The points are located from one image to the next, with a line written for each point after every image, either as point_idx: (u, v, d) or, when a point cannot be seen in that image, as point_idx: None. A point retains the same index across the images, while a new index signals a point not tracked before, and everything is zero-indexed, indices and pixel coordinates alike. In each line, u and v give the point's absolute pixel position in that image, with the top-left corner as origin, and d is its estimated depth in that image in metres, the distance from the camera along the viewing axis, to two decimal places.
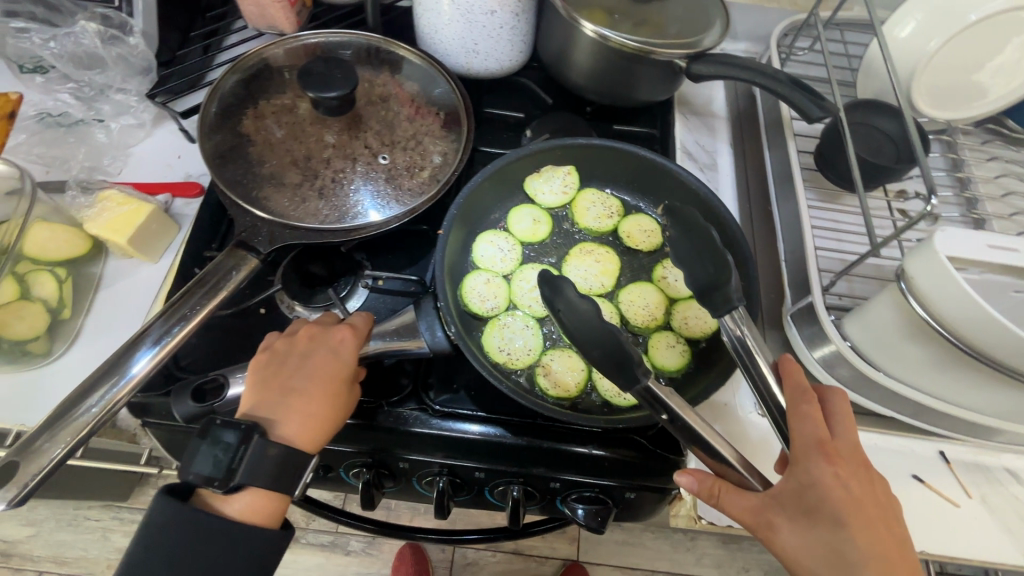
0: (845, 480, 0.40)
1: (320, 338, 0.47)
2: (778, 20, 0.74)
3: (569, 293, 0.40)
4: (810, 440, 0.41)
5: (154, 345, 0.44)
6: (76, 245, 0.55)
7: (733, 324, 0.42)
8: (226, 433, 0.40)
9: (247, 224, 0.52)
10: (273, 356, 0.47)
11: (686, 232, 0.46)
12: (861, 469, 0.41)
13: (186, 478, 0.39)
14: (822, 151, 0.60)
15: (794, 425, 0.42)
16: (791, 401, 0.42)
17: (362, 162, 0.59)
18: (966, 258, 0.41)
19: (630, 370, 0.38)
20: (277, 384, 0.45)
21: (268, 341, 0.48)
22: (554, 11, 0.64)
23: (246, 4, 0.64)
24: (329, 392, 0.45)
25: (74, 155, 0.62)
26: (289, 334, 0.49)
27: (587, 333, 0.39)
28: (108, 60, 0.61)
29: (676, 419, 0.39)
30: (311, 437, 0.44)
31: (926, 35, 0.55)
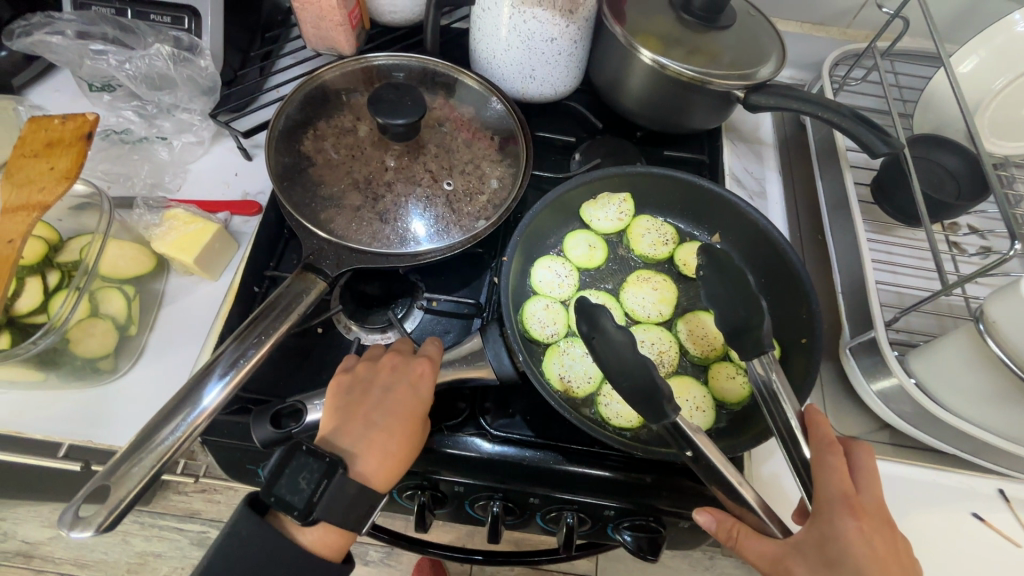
0: (869, 536, 0.39)
1: (400, 369, 0.49)
2: (827, 49, 0.75)
3: (605, 326, 0.42)
4: (834, 493, 0.40)
5: (221, 379, 0.44)
6: (141, 262, 0.55)
7: (761, 368, 0.45)
8: (311, 463, 0.41)
9: (313, 246, 0.53)
10: (355, 381, 0.48)
11: (719, 272, 0.49)
12: (885, 528, 0.40)
13: (267, 500, 0.40)
14: (880, 183, 0.61)
15: (817, 474, 0.41)
16: (815, 451, 0.42)
17: (423, 186, 0.59)
18: None
19: (659, 405, 0.39)
20: (359, 415, 0.46)
21: (349, 364, 0.50)
22: (611, 39, 0.64)
23: (308, 26, 0.65)
24: (409, 428, 0.46)
25: (137, 171, 0.63)
26: (370, 359, 0.50)
27: (614, 368, 0.40)
28: (177, 81, 0.62)
29: (700, 457, 0.41)
30: (389, 475, 0.45)
31: (993, 73, 0.57)
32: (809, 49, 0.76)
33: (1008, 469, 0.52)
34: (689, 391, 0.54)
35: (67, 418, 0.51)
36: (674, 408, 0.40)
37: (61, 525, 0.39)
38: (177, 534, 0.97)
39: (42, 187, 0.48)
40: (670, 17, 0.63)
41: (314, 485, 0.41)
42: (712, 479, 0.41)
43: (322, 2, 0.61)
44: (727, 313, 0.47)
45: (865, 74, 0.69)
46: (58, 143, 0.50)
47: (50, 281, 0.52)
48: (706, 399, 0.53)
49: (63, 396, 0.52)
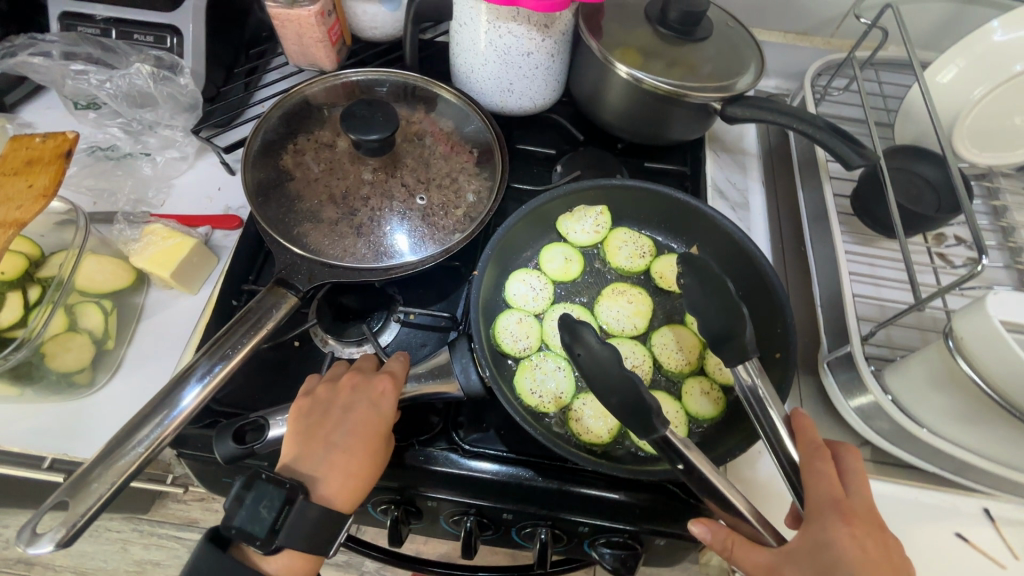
0: (861, 541, 0.38)
1: (362, 388, 0.49)
2: (811, 59, 0.74)
3: (588, 339, 0.41)
4: (825, 497, 0.40)
5: (201, 380, 0.45)
6: (121, 277, 0.56)
7: (746, 374, 0.43)
8: (272, 490, 0.41)
9: (286, 261, 0.53)
10: (316, 402, 0.48)
11: (701, 282, 0.48)
12: (876, 531, 0.39)
13: (228, 531, 0.40)
14: (859, 195, 0.60)
15: (808, 479, 0.41)
16: (804, 455, 0.42)
17: (398, 200, 0.60)
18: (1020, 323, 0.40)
19: (647, 418, 0.38)
20: (320, 436, 0.46)
21: (310, 387, 0.50)
22: (588, 53, 0.65)
23: (289, 43, 0.66)
24: (370, 448, 0.46)
25: (121, 187, 0.64)
26: (331, 379, 0.50)
27: (600, 381, 0.39)
28: (159, 98, 0.63)
29: (692, 469, 0.39)
30: (351, 496, 0.45)
31: (972, 82, 0.56)
32: (792, 58, 0.75)
33: (992, 488, 0.50)
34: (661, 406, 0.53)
35: (44, 430, 0.52)
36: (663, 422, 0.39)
37: (19, 542, 0.39)
38: (174, 543, 0.96)
39: (20, 206, 0.49)
40: (646, 30, 0.63)
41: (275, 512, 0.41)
42: (705, 489, 0.39)
43: (301, 19, 0.62)
44: (710, 320, 0.46)
45: (848, 84, 0.69)
46: (38, 162, 0.51)
47: (30, 296, 0.53)
48: (678, 416, 0.53)
49: (42, 408, 0.53)
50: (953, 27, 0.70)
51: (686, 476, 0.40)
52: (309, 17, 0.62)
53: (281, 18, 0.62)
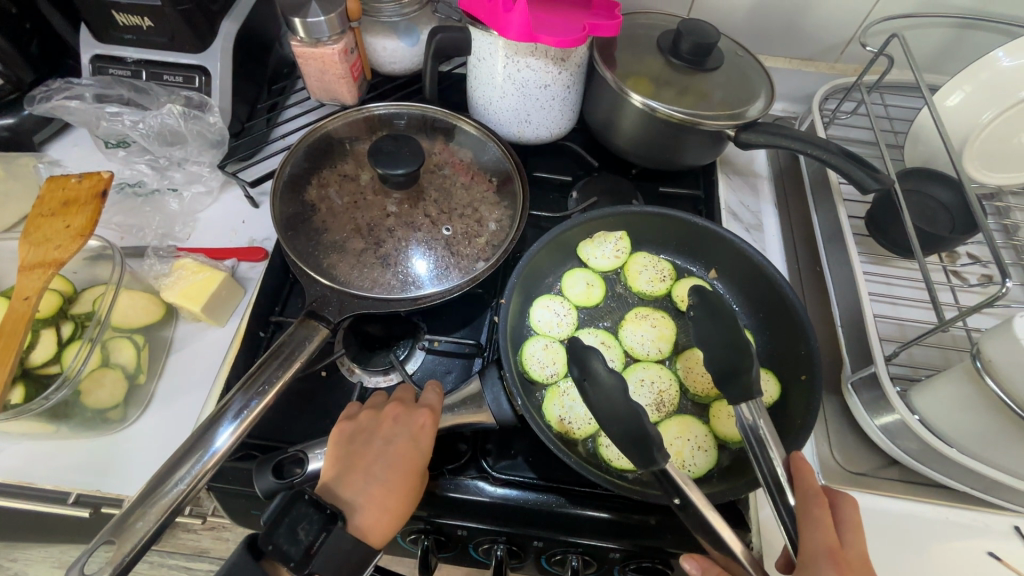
0: None
1: (402, 421, 0.49)
2: (817, 83, 0.77)
3: (596, 369, 0.41)
4: (817, 545, 0.37)
5: (235, 419, 0.46)
6: (151, 312, 0.57)
7: (749, 414, 0.44)
8: (311, 513, 0.42)
9: (316, 293, 0.54)
10: (358, 432, 0.49)
11: (708, 314, 0.49)
12: None
13: (262, 547, 0.40)
14: (873, 217, 0.61)
15: (804, 525, 0.39)
16: (799, 501, 0.40)
17: (423, 230, 0.61)
18: None
19: (648, 450, 0.38)
20: (361, 465, 0.47)
21: (352, 413, 0.51)
22: (602, 83, 0.67)
23: (312, 79, 0.68)
24: (408, 483, 0.46)
25: (149, 223, 0.65)
26: (374, 408, 0.51)
27: (607, 413, 0.39)
28: (188, 136, 0.65)
29: (688, 504, 0.40)
30: (386, 530, 0.45)
31: (982, 106, 0.58)
32: (799, 82, 0.77)
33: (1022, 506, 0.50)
34: (690, 430, 0.53)
35: (77, 467, 0.52)
36: (663, 456, 0.39)
37: None
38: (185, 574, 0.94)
39: (58, 245, 0.50)
40: (659, 61, 0.66)
41: (310, 536, 0.41)
42: (700, 527, 0.40)
43: (325, 57, 0.64)
44: (716, 355, 0.46)
45: (856, 107, 0.71)
46: (74, 202, 0.52)
47: (64, 333, 0.53)
48: (707, 439, 0.53)
49: (76, 445, 0.53)
50: (956, 51, 0.73)
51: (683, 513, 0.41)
52: (333, 55, 0.64)
53: (306, 56, 0.64)
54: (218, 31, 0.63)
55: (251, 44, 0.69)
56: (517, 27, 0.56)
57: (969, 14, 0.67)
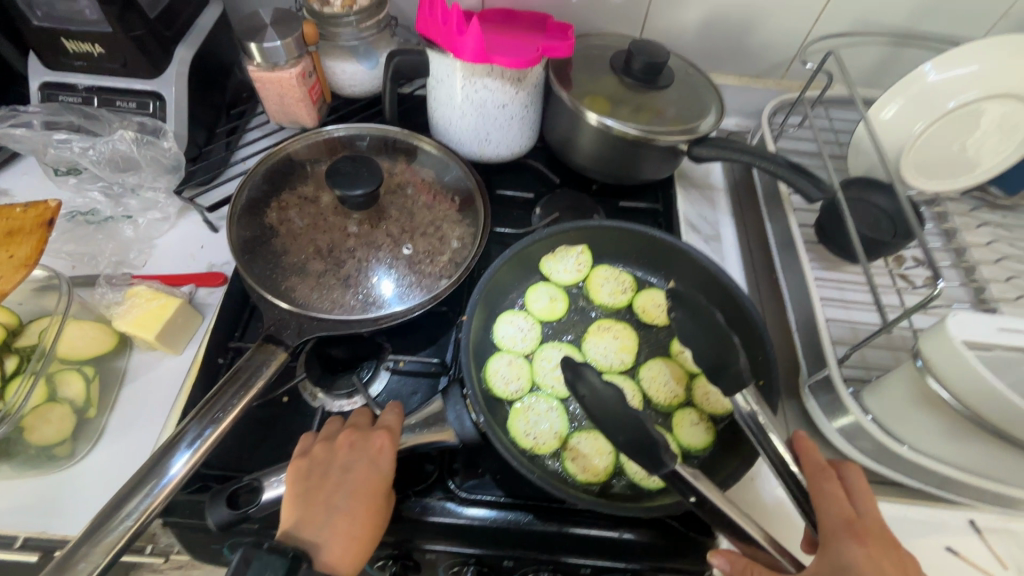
0: (877, 560, 0.40)
1: (359, 446, 0.48)
2: (765, 98, 0.80)
3: (590, 378, 0.43)
4: (836, 519, 0.42)
5: (189, 447, 0.44)
6: (103, 341, 0.56)
7: (746, 403, 0.45)
8: (275, 559, 0.39)
9: (275, 316, 0.54)
10: (314, 464, 0.47)
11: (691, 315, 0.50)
12: (890, 549, 0.41)
13: None
14: (822, 225, 0.63)
15: (822, 501, 0.43)
16: (812, 480, 0.45)
17: (384, 250, 0.61)
18: (982, 344, 0.42)
19: (655, 454, 0.39)
20: (320, 499, 0.45)
21: (305, 447, 0.49)
22: (559, 103, 0.68)
23: (270, 102, 0.68)
24: (372, 505, 0.46)
25: (101, 250, 0.63)
26: (327, 439, 0.50)
27: (606, 418, 0.41)
28: (141, 162, 0.64)
29: (705, 500, 0.40)
30: (356, 560, 0.44)
31: (913, 118, 0.61)
32: (749, 98, 0.81)
33: (974, 499, 0.52)
34: None
35: (20, 508, 0.49)
36: (670, 456, 0.40)
37: None
38: None
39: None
40: (613, 80, 0.68)
41: None
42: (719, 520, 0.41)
43: (282, 81, 0.64)
44: (704, 351, 0.48)
45: (802, 121, 0.74)
46: (19, 232, 0.51)
47: (7, 367, 0.52)
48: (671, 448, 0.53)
49: (19, 484, 0.50)
50: (891, 67, 0.77)
51: (700, 509, 0.41)
52: (291, 79, 0.64)
53: (264, 81, 0.64)
54: (173, 57, 0.63)
55: (208, 70, 0.69)
56: (471, 49, 0.57)
57: (898, 33, 0.72)
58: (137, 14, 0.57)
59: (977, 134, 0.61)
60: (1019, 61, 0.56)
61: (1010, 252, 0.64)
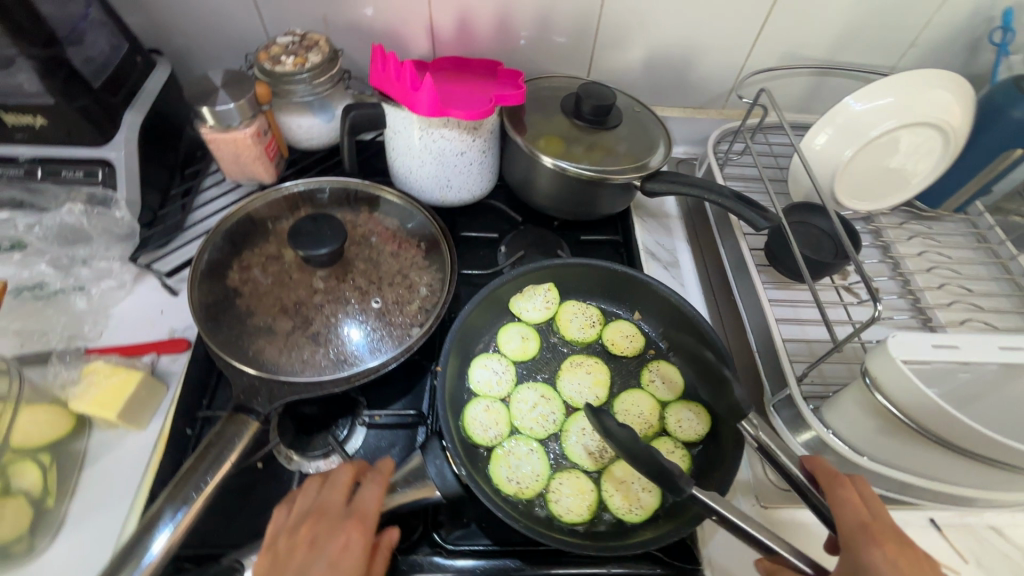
0: (896, 560, 0.41)
1: (322, 542, 0.44)
2: (709, 127, 0.85)
3: (607, 423, 0.47)
4: (853, 523, 0.44)
5: (171, 521, 0.44)
6: (58, 425, 0.53)
7: (750, 428, 0.49)
8: None
9: (244, 384, 0.52)
10: (275, 562, 0.44)
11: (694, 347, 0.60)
12: (909, 550, 0.42)
13: None
14: (771, 249, 0.66)
15: (839, 513, 0.45)
16: (827, 488, 0.47)
17: (353, 304, 0.61)
18: (923, 364, 0.45)
19: (672, 480, 0.42)
20: None
21: (272, 539, 0.46)
22: (515, 146, 0.71)
23: (225, 162, 0.67)
24: None
25: (51, 326, 0.60)
26: (293, 529, 0.46)
27: (628, 453, 0.44)
28: (92, 232, 0.63)
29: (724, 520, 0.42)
30: None
31: (841, 145, 0.65)
32: (695, 129, 0.85)
33: (933, 498, 0.55)
34: (634, 472, 0.54)
35: None
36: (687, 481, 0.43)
37: None
38: None
39: None
40: (566, 122, 0.71)
41: None
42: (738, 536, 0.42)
43: (237, 141, 0.64)
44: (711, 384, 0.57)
45: (744, 148, 0.79)
46: None
47: None
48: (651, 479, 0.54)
49: None
50: (819, 94, 0.83)
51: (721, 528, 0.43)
52: (246, 138, 0.63)
53: (217, 142, 0.64)
54: (121, 124, 0.62)
55: (158, 133, 0.67)
56: (426, 104, 0.59)
57: (822, 65, 0.78)
58: (80, 84, 0.56)
59: (898, 158, 0.67)
60: (930, 91, 0.62)
61: (940, 261, 0.70)
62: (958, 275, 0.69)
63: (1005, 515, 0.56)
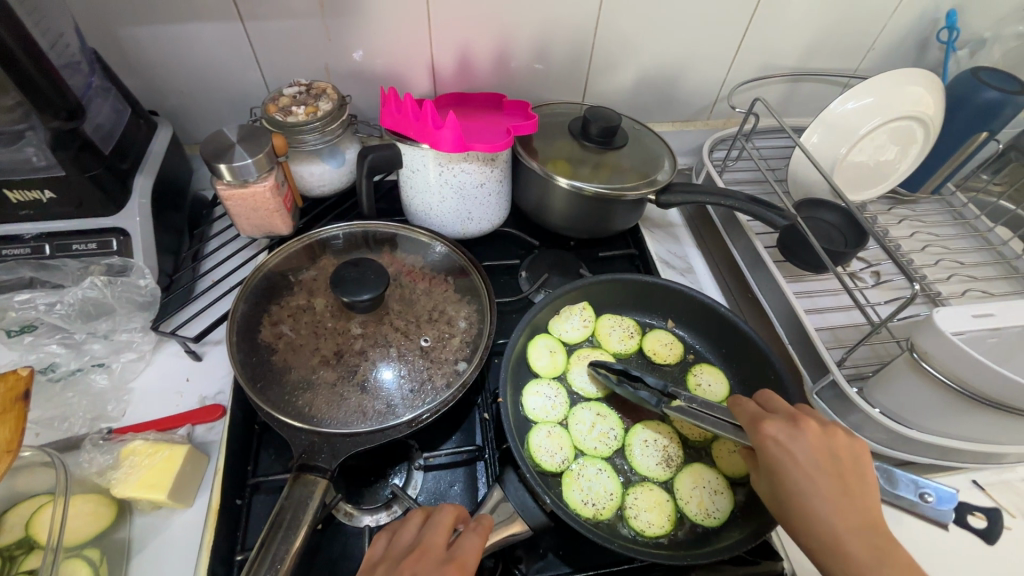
0: (786, 441, 0.44)
1: None
2: (698, 138, 0.90)
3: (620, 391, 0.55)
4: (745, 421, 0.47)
5: None
6: (102, 515, 0.49)
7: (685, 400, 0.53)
8: None
9: (303, 443, 0.51)
10: None
11: (734, 346, 0.63)
12: (802, 429, 0.45)
13: None
14: (785, 244, 0.69)
15: (734, 411, 0.49)
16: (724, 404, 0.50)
17: (396, 345, 0.60)
18: (968, 333, 0.48)
19: None
20: None
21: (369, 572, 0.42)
22: (529, 174, 0.72)
23: (241, 218, 0.66)
24: None
25: (73, 410, 0.56)
26: (392, 562, 0.42)
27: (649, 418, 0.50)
28: (113, 305, 0.59)
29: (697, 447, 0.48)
30: None
31: (837, 143, 0.71)
32: (687, 140, 0.90)
33: (974, 460, 0.58)
34: (702, 477, 0.55)
35: None
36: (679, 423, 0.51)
37: None
38: None
39: None
40: (575, 145, 0.73)
41: None
42: None
43: (256, 195, 0.63)
44: (762, 376, 0.60)
45: (739, 154, 0.84)
46: None
47: None
48: (720, 481, 0.55)
49: None
50: (794, 99, 0.90)
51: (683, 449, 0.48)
52: (264, 192, 0.63)
53: (234, 197, 0.62)
54: (132, 189, 0.60)
55: (167, 194, 0.65)
56: (450, 140, 0.60)
57: (795, 72, 0.84)
58: (93, 153, 0.54)
59: (887, 151, 0.73)
60: (903, 87, 0.68)
61: (930, 240, 0.76)
62: (948, 250, 0.75)
63: None
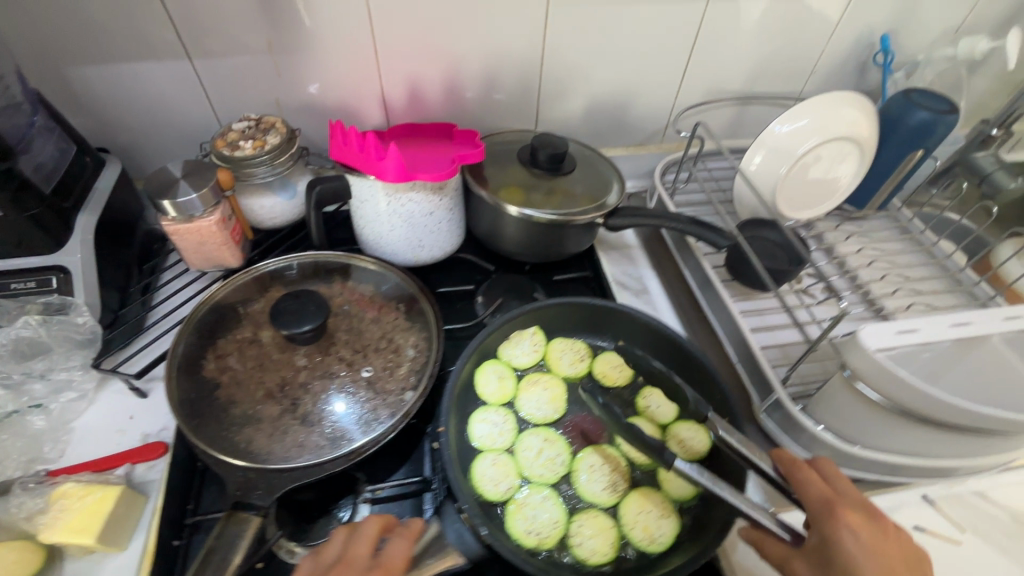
0: (858, 530, 0.43)
1: None
2: (652, 161, 0.92)
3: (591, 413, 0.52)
4: (817, 500, 0.46)
5: None
6: (29, 561, 0.48)
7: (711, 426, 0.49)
8: None
9: (238, 479, 0.50)
10: None
11: (681, 366, 0.64)
12: (874, 524, 0.44)
13: None
14: (731, 263, 0.71)
15: (801, 488, 0.47)
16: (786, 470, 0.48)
17: (341, 376, 0.59)
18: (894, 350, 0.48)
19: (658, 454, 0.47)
20: None
21: None
22: (479, 201, 0.74)
23: (190, 253, 0.66)
24: None
25: (6, 453, 0.54)
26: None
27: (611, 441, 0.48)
28: (51, 344, 0.59)
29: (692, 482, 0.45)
30: None
31: (777, 164, 0.73)
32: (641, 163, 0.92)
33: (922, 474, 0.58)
34: (648, 501, 0.55)
35: None
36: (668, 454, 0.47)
37: None
38: None
39: None
40: (524, 171, 0.75)
41: None
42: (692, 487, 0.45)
43: (202, 229, 0.63)
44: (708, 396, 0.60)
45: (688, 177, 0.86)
46: None
47: None
48: (665, 504, 0.55)
49: None
50: (743, 121, 0.93)
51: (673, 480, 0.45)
52: (210, 226, 0.63)
53: (181, 232, 0.63)
54: (74, 227, 0.59)
55: (114, 230, 0.66)
56: (394, 170, 0.61)
57: (741, 96, 0.87)
58: (31, 192, 0.54)
59: (826, 170, 0.75)
60: (835, 110, 0.70)
61: (877, 255, 0.78)
62: (895, 265, 0.77)
63: (986, 479, 0.60)
